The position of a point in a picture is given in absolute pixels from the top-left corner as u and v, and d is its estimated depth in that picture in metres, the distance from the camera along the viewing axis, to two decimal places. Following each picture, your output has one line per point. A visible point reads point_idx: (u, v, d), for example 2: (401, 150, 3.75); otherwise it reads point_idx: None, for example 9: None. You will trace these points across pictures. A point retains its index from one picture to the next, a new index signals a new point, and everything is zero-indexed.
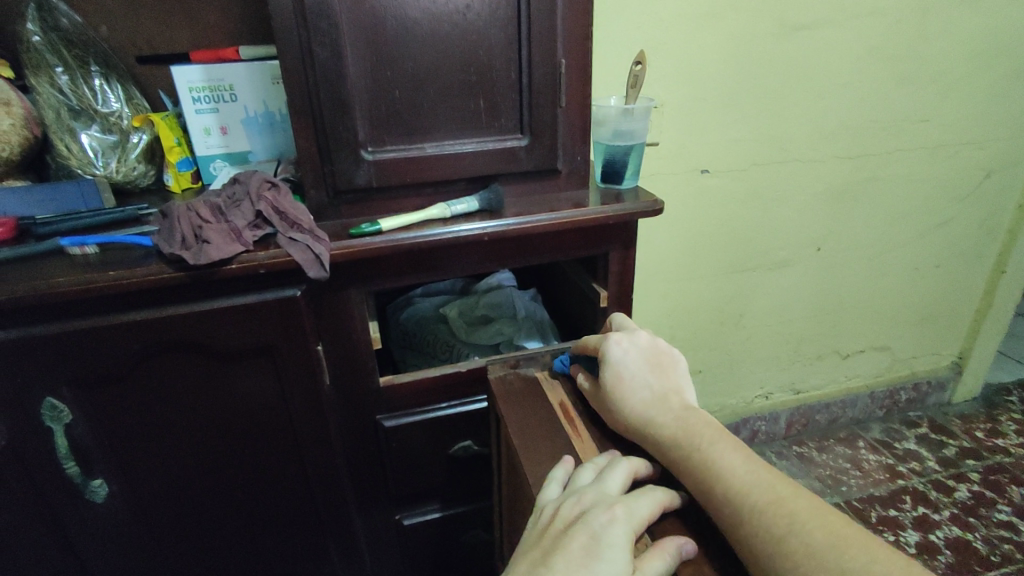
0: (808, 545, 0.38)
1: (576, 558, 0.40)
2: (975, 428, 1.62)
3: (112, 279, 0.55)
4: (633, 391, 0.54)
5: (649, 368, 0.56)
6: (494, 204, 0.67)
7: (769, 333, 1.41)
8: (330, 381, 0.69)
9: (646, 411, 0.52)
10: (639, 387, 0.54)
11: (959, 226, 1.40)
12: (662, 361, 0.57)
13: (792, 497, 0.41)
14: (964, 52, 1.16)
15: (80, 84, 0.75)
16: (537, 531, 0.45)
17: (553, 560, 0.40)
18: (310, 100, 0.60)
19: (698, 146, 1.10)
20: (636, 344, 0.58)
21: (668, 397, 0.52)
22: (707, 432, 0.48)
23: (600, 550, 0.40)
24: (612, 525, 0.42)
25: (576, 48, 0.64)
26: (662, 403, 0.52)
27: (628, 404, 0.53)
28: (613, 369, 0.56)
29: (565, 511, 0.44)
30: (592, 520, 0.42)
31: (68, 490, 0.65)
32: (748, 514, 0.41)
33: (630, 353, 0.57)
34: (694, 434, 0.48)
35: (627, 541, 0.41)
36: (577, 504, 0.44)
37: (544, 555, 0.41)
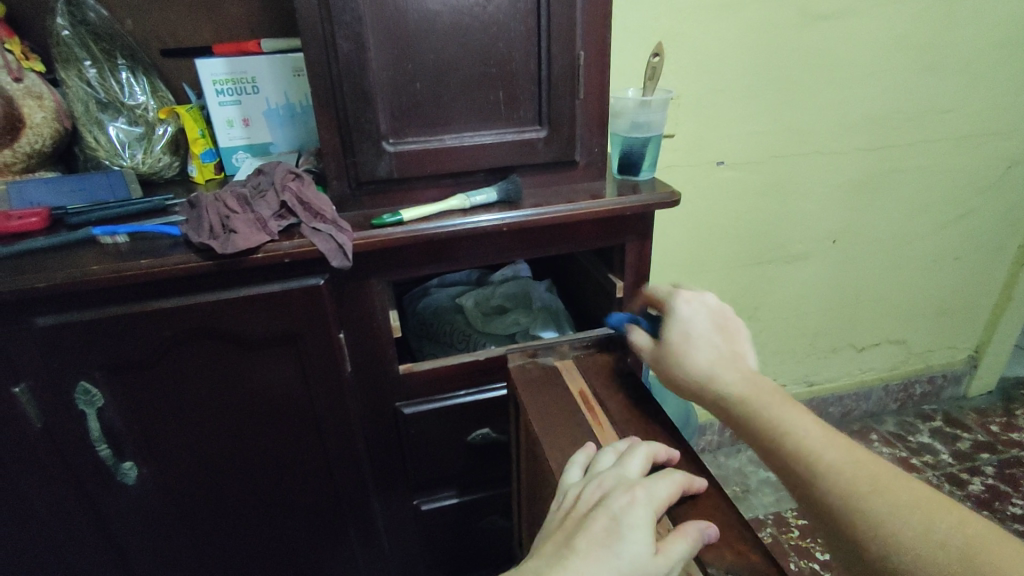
0: (884, 510, 0.39)
1: (598, 539, 0.41)
2: (990, 421, 1.61)
3: (144, 268, 0.57)
4: (700, 348, 0.53)
5: (716, 330, 0.55)
6: (513, 195, 0.68)
7: (783, 326, 1.41)
8: (352, 368, 0.71)
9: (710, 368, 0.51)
10: (709, 346, 0.53)
11: (978, 218, 1.38)
12: (728, 325, 0.55)
13: (869, 461, 0.41)
14: (986, 41, 1.14)
15: (107, 78, 0.77)
16: (560, 515, 0.46)
17: (577, 541, 0.41)
18: (334, 92, 0.61)
19: (713, 137, 1.10)
20: (706, 306, 0.56)
21: (737, 360, 0.52)
22: (777, 398, 0.47)
23: (622, 532, 0.41)
24: (632, 508, 0.43)
25: (595, 39, 0.65)
26: (727, 364, 0.51)
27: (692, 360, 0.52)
28: (679, 327, 0.55)
29: (587, 495, 0.45)
30: (612, 503, 0.43)
31: (101, 472, 0.67)
32: (822, 477, 0.42)
33: (698, 314, 0.55)
34: (764, 397, 0.47)
35: (648, 523, 0.42)
36: (598, 488, 0.46)
37: (568, 536, 0.43)
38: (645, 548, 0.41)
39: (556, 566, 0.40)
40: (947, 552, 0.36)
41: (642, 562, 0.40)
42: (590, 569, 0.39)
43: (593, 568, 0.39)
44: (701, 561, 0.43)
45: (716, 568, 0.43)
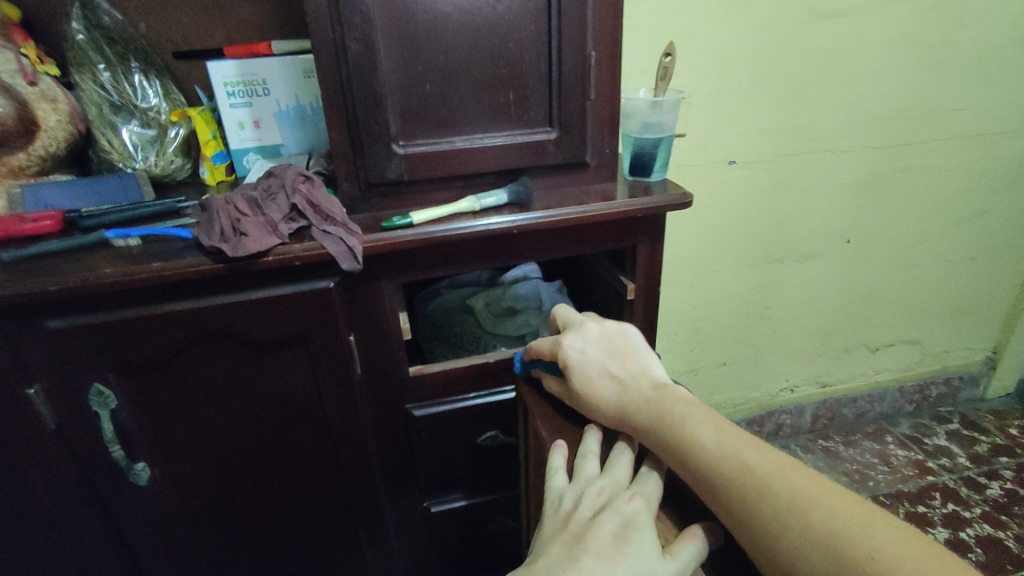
0: (808, 527, 0.37)
1: (604, 546, 0.41)
2: (1008, 424, 1.58)
3: (155, 270, 0.57)
4: (602, 385, 0.52)
5: (610, 357, 0.54)
6: (523, 197, 0.67)
7: (796, 326, 1.40)
8: (362, 371, 0.71)
9: (618, 401, 0.50)
10: (606, 378, 0.52)
11: (997, 218, 1.36)
12: (618, 347, 0.55)
13: (781, 469, 0.41)
14: (1005, 37, 1.12)
15: (121, 81, 0.77)
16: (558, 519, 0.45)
17: (582, 547, 0.41)
18: (344, 94, 0.61)
19: (725, 136, 1.09)
20: (589, 338, 0.56)
21: (637, 381, 0.51)
22: (682, 409, 0.47)
23: (628, 535, 0.41)
24: (635, 513, 0.42)
25: (606, 39, 0.64)
26: (630, 390, 0.50)
27: (601, 399, 0.51)
28: (576, 367, 0.54)
29: (587, 500, 0.45)
30: (615, 507, 0.43)
31: (113, 472, 0.67)
32: (747, 495, 0.40)
33: (587, 348, 0.55)
34: (668, 415, 0.47)
35: (652, 528, 0.41)
36: (598, 494, 0.45)
37: (573, 539, 0.42)
38: (650, 552, 0.40)
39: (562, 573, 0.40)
40: (876, 571, 0.34)
41: (650, 567, 0.39)
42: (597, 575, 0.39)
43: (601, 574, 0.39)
44: None
45: None
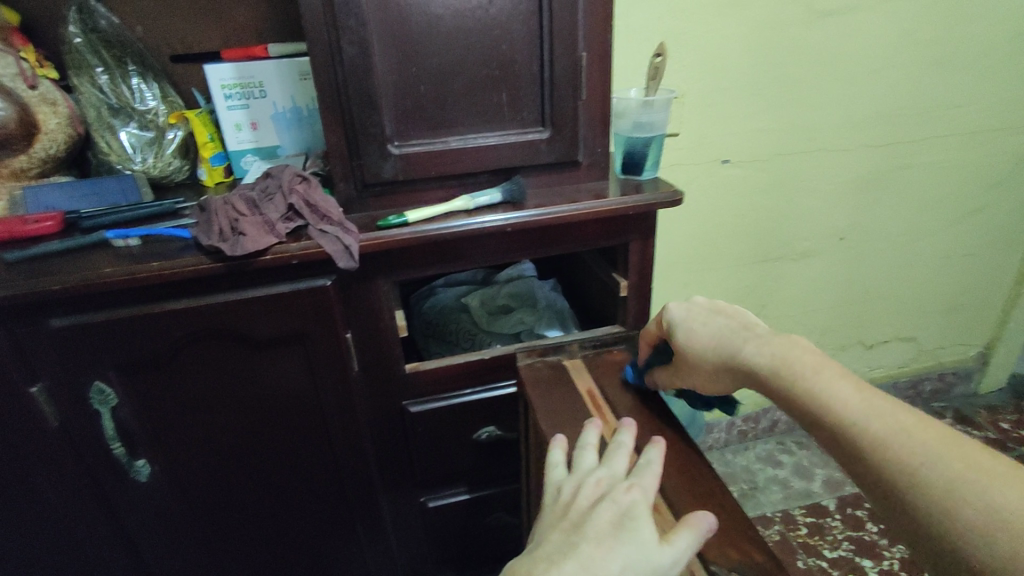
0: (945, 478, 0.39)
1: (605, 531, 0.42)
2: (1002, 419, 1.60)
3: (155, 269, 0.58)
4: (713, 338, 0.55)
5: (717, 315, 0.57)
6: (517, 196, 0.68)
7: (790, 324, 1.41)
8: (359, 368, 0.72)
9: (736, 350, 0.53)
10: (715, 332, 0.55)
11: (988, 215, 1.37)
12: (724, 307, 0.58)
13: (925, 427, 0.42)
14: (994, 37, 1.13)
15: (119, 84, 0.79)
16: (557, 509, 0.46)
17: (584, 534, 0.42)
18: (339, 96, 0.62)
19: (718, 135, 1.10)
20: (695, 302, 0.59)
21: (749, 329, 0.54)
22: (805, 358, 0.49)
23: (628, 524, 0.42)
24: (634, 503, 0.44)
25: (597, 40, 0.65)
26: (743, 341, 0.53)
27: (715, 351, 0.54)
28: (683, 329, 0.57)
29: (587, 490, 0.46)
30: (615, 498, 0.44)
31: (115, 469, 0.69)
32: (878, 445, 0.42)
33: (692, 309, 0.58)
34: (791, 362, 0.49)
35: (650, 517, 0.43)
36: (597, 486, 0.46)
37: (574, 528, 0.43)
38: (649, 538, 0.41)
39: (563, 557, 0.40)
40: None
41: (648, 552, 0.41)
42: (597, 558, 0.40)
43: (601, 557, 0.40)
44: (704, 558, 0.44)
45: (719, 566, 0.43)
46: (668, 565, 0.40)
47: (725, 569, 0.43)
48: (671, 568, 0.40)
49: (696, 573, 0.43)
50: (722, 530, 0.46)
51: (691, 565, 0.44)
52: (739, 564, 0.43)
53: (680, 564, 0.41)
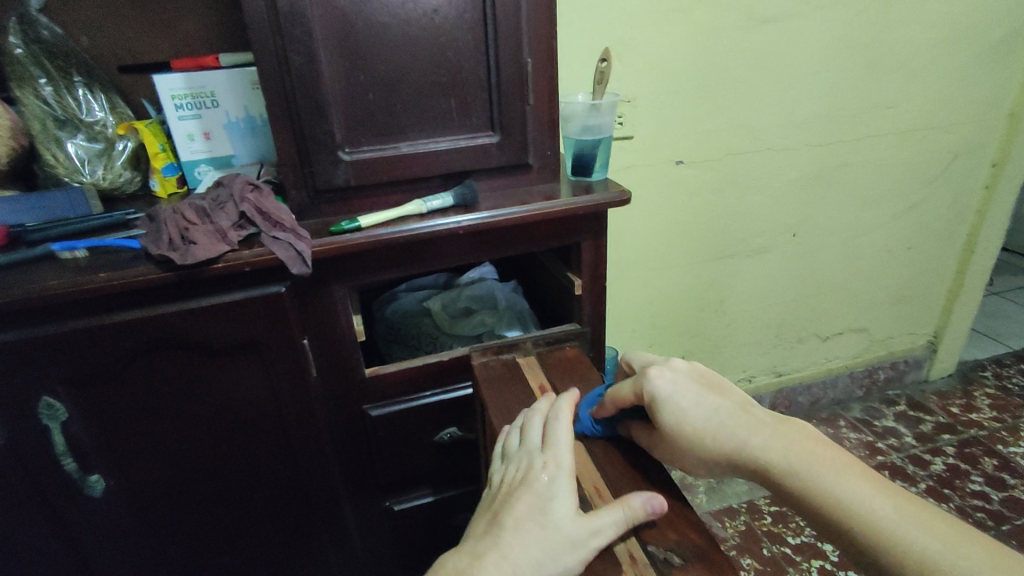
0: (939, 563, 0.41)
1: (525, 515, 0.45)
2: (951, 403, 1.67)
3: (102, 281, 0.58)
4: (711, 421, 0.51)
5: (705, 391, 0.53)
6: (469, 199, 0.70)
7: (748, 318, 1.45)
8: (317, 373, 0.72)
9: (739, 437, 0.49)
10: (710, 416, 0.51)
11: (929, 209, 1.44)
12: (706, 382, 0.55)
13: (910, 505, 0.44)
14: (925, 40, 1.20)
15: (64, 95, 0.77)
16: (489, 499, 0.50)
17: (503, 519, 0.45)
18: (288, 104, 0.63)
19: (671, 138, 1.14)
20: (677, 371, 0.55)
21: (741, 413, 0.51)
22: (810, 448, 0.47)
23: (546, 506, 0.46)
24: (551, 482, 0.47)
25: (541, 46, 0.67)
26: (742, 426, 0.50)
27: (713, 437, 0.50)
28: (676, 410, 0.52)
29: (511, 475, 0.50)
30: (534, 483, 0.48)
31: (67, 486, 0.67)
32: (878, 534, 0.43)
33: (677, 383, 0.53)
34: (804, 454, 0.47)
35: (570, 496, 0.46)
36: (519, 469, 0.50)
37: (496, 515, 0.47)
38: (567, 516, 0.45)
39: (488, 545, 0.44)
40: None
41: (567, 530, 0.44)
42: (519, 542, 0.44)
43: (521, 540, 0.44)
44: (642, 539, 0.46)
45: (656, 546, 0.46)
46: (588, 538, 0.44)
47: (662, 549, 0.46)
48: (593, 542, 0.44)
49: (636, 553, 0.45)
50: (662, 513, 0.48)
51: (628, 546, 0.46)
52: (677, 544, 0.46)
53: (601, 539, 0.45)
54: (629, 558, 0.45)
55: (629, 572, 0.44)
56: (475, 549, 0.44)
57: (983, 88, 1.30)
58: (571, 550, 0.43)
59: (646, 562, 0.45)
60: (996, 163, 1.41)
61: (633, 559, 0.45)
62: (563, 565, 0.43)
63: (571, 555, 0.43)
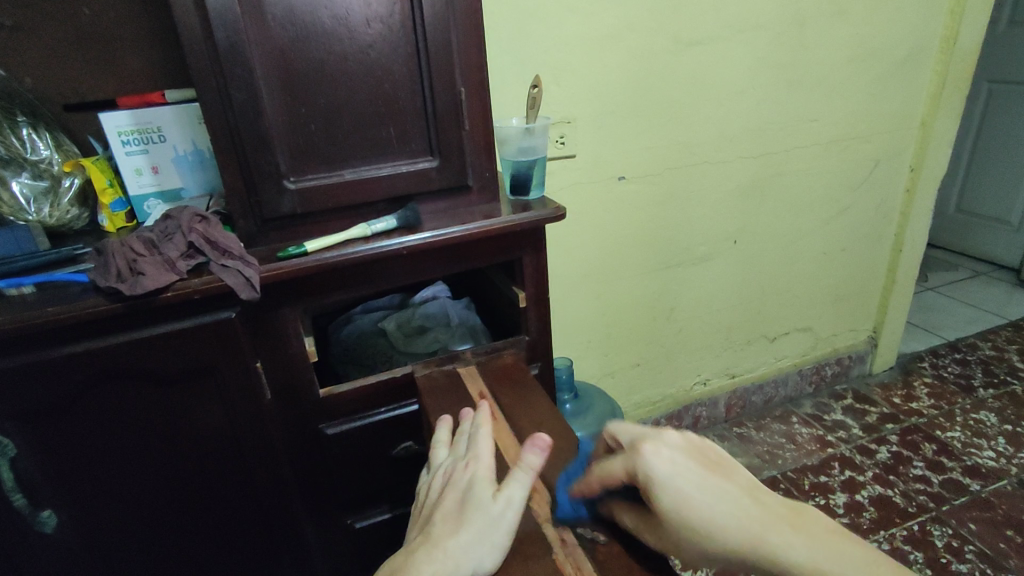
0: None
1: (451, 509, 0.49)
2: (893, 394, 1.77)
3: (50, 314, 0.59)
4: (722, 513, 0.44)
5: (702, 471, 0.47)
6: (412, 221, 0.74)
7: (699, 323, 1.52)
8: (272, 396, 0.74)
9: (752, 529, 0.44)
10: (723, 509, 0.45)
11: (857, 212, 1.54)
12: (704, 461, 0.48)
13: None
14: (839, 58, 1.30)
15: (8, 135, 0.78)
16: (421, 508, 0.53)
17: (434, 518, 0.49)
18: (231, 137, 0.66)
19: (611, 155, 1.20)
20: (673, 449, 0.48)
21: (757, 503, 0.46)
22: (840, 549, 0.44)
23: (470, 495, 0.50)
24: (470, 476, 0.52)
25: (473, 76, 0.72)
26: (751, 517, 0.45)
27: (720, 533, 0.44)
28: (682, 500, 0.45)
29: (437, 483, 0.54)
30: (458, 481, 0.52)
31: (17, 522, 0.67)
32: None
33: (678, 467, 0.47)
34: (804, 538, 0.44)
35: (488, 479, 0.51)
36: (444, 476, 0.54)
37: (428, 518, 0.50)
38: (485, 495, 0.49)
39: (420, 542, 0.47)
40: None
41: (485, 506, 0.48)
42: (448, 532, 0.47)
43: (450, 529, 0.47)
44: (571, 523, 0.50)
45: (585, 527, 0.50)
46: (505, 509, 0.48)
47: (590, 530, 0.49)
48: (510, 510, 0.48)
49: (566, 539, 0.49)
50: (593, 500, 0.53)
51: (560, 532, 0.49)
52: (601, 523, 0.50)
53: (517, 505, 0.48)
54: (561, 541, 0.49)
55: (559, 553, 0.48)
56: (410, 547, 0.47)
57: (895, 100, 1.41)
58: (495, 526, 0.47)
59: (575, 542, 0.48)
60: (914, 167, 1.53)
61: (563, 541, 0.49)
62: (490, 540, 0.46)
63: (495, 530, 0.47)
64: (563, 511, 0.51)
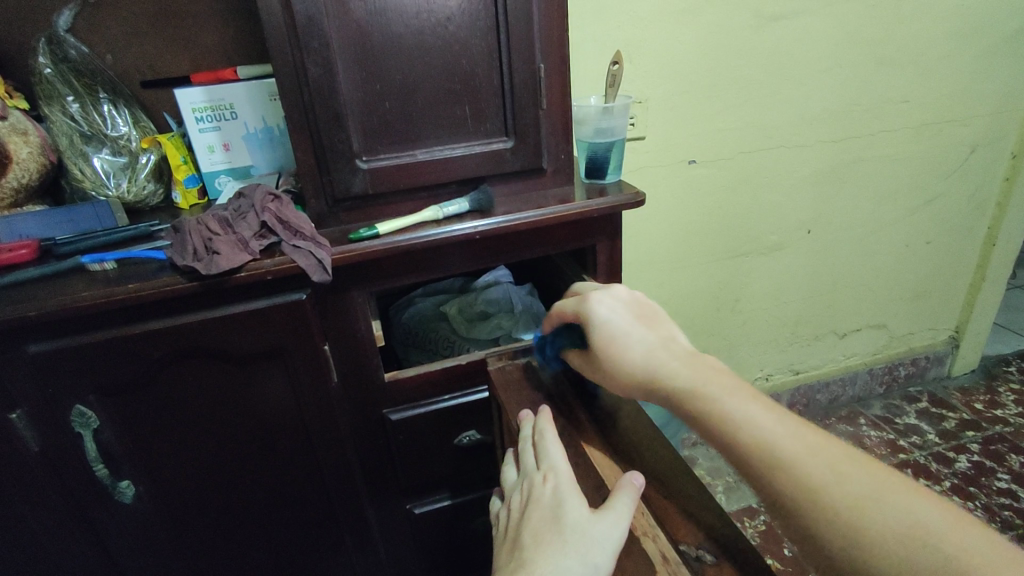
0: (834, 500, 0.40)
1: (541, 530, 0.46)
2: (974, 400, 1.65)
3: (131, 291, 0.59)
4: (632, 346, 0.53)
5: (638, 320, 0.56)
6: (485, 204, 0.71)
7: (765, 316, 1.44)
8: (339, 378, 0.73)
9: (654, 361, 0.52)
10: (636, 343, 0.54)
11: (948, 202, 1.42)
12: (648, 313, 0.57)
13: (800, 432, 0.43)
14: (940, 33, 1.19)
15: (90, 111, 0.80)
16: (504, 532, 0.51)
17: (525, 543, 0.46)
18: (307, 114, 0.64)
19: (683, 138, 1.14)
20: (617, 300, 0.58)
21: (669, 345, 0.53)
22: (724, 381, 0.48)
23: (559, 513, 0.47)
24: (555, 493, 0.49)
25: (554, 51, 0.68)
26: (662, 353, 0.52)
27: (636, 364, 0.52)
28: (604, 329, 0.55)
29: (517, 500, 0.51)
30: (541, 499, 0.49)
31: (99, 491, 0.69)
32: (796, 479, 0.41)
33: (616, 310, 0.57)
34: (717, 382, 0.48)
35: (575, 495, 0.48)
36: (522, 492, 0.51)
37: (517, 542, 0.47)
38: (581, 516, 0.46)
39: (515, 568, 0.44)
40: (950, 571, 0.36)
41: (585, 528, 0.45)
42: (543, 556, 0.44)
43: (546, 555, 0.44)
44: (674, 538, 0.47)
45: (687, 544, 0.47)
46: (606, 530, 0.45)
47: (693, 547, 0.47)
48: (612, 529, 0.45)
49: (669, 558, 0.44)
50: (691, 512, 0.50)
51: (662, 549, 0.45)
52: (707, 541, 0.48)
53: (623, 523, 0.45)
54: (663, 559, 0.44)
55: (662, 570, 0.43)
56: None
57: (1002, 79, 1.28)
58: (598, 546, 0.44)
59: (678, 561, 0.44)
60: (1015, 155, 1.39)
61: (665, 559, 0.44)
62: (596, 565, 0.43)
63: (600, 551, 0.43)
64: (659, 526, 0.47)
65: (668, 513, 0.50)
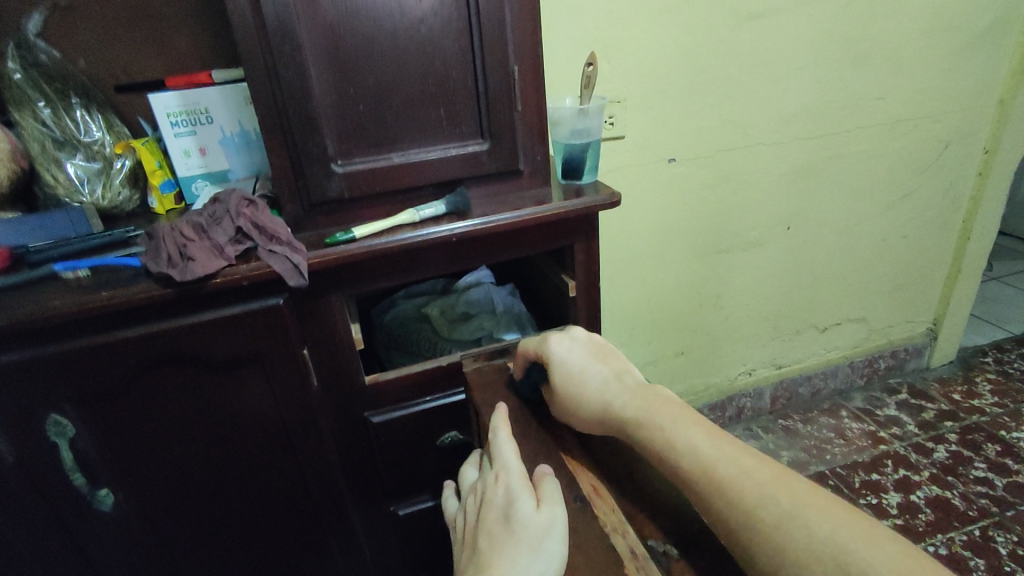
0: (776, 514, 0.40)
1: (496, 531, 0.47)
2: (952, 390, 1.68)
3: (104, 299, 0.59)
4: (587, 381, 0.57)
5: (596, 357, 0.60)
6: (461, 207, 0.71)
7: (747, 312, 1.46)
8: (318, 381, 0.73)
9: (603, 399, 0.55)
10: (594, 379, 0.57)
11: (924, 197, 1.45)
12: (604, 349, 0.61)
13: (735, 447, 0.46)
14: (912, 31, 1.20)
15: (62, 116, 0.79)
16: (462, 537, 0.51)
17: (481, 547, 0.46)
18: (280, 117, 0.64)
19: (662, 136, 1.15)
20: (575, 340, 0.62)
21: (621, 378, 0.57)
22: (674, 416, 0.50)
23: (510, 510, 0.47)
24: (506, 491, 0.49)
25: (527, 53, 0.68)
26: (614, 387, 0.56)
27: (599, 404, 0.55)
28: (563, 367, 0.59)
29: (474, 504, 0.51)
30: (493, 499, 0.49)
31: (76, 500, 0.69)
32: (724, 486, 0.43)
33: (573, 349, 0.61)
34: (657, 412, 0.51)
35: (523, 489, 0.49)
36: (478, 496, 0.52)
37: (475, 545, 0.48)
38: (528, 509, 0.47)
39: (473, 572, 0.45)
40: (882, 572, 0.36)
41: (533, 520, 0.46)
42: (499, 556, 0.45)
43: (501, 554, 0.45)
44: (641, 535, 0.48)
45: (655, 539, 0.48)
46: (551, 519, 0.46)
47: (661, 542, 0.47)
48: (557, 517, 0.46)
49: (638, 552, 0.46)
50: (666, 507, 0.51)
51: (630, 544, 0.47)
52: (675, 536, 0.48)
53: (563, 511, 0.47)
54: (631, 553, 0.46)
55: (632, 565, 0.45)
56: None
57: (974, 75, 1.31)
58: (548, 535, 0.45)
59: (646, 556, 0.46)
60: (988, 149, 1.42)
61: (634, 554, 0.46)
62: (551, 551, 0.44)
63: (550, 539, 0.45)
64: (629, 522, 0.49)
65: (638, 507, 0.51)
